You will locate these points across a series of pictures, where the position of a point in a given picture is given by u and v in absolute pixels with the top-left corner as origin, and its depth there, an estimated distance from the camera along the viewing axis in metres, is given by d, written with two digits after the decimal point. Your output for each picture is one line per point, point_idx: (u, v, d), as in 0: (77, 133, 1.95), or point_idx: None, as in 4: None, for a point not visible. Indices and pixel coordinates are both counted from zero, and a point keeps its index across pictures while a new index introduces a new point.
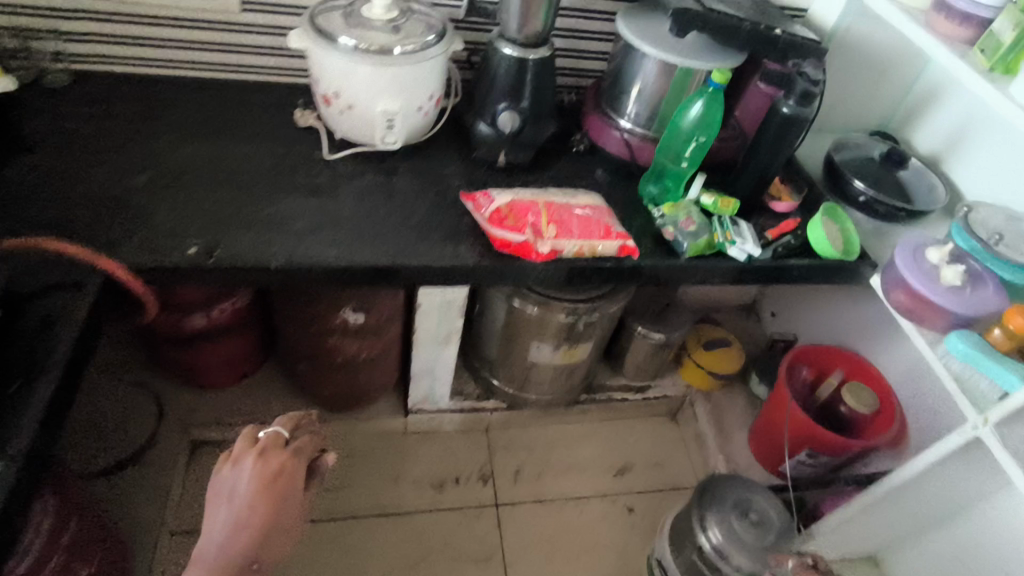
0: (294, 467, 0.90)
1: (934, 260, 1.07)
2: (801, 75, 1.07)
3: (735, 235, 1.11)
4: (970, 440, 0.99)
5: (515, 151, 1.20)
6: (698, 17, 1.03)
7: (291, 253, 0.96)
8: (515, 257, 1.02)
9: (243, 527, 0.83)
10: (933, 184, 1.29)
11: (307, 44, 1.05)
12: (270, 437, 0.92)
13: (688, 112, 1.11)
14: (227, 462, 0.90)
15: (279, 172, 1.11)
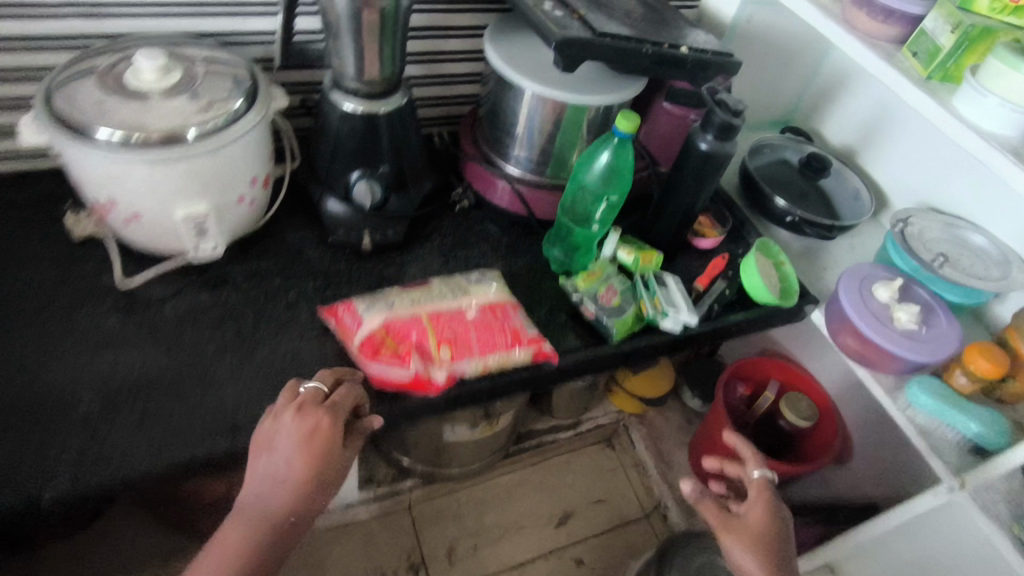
0: (337, 429, 0.69)
1: (886, 298, 0.95)
2: (718, 102, 0.88)
3: (666, 299, 0.94)
4: (944, 504, 0.89)
5: (384, 228, 0.94)
6: (588, 48, 0.80)
7: (80, 459, 0.67)
8: (407, 390, 0.77)
9: (279, 499, 0.67)
10: (859, 189, 1.18)
11: (52, 140, 0.73)
12: (308, 393, 0.71)
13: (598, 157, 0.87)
14: (269, 416, 0.70)
15: (57, 311, 0.79)
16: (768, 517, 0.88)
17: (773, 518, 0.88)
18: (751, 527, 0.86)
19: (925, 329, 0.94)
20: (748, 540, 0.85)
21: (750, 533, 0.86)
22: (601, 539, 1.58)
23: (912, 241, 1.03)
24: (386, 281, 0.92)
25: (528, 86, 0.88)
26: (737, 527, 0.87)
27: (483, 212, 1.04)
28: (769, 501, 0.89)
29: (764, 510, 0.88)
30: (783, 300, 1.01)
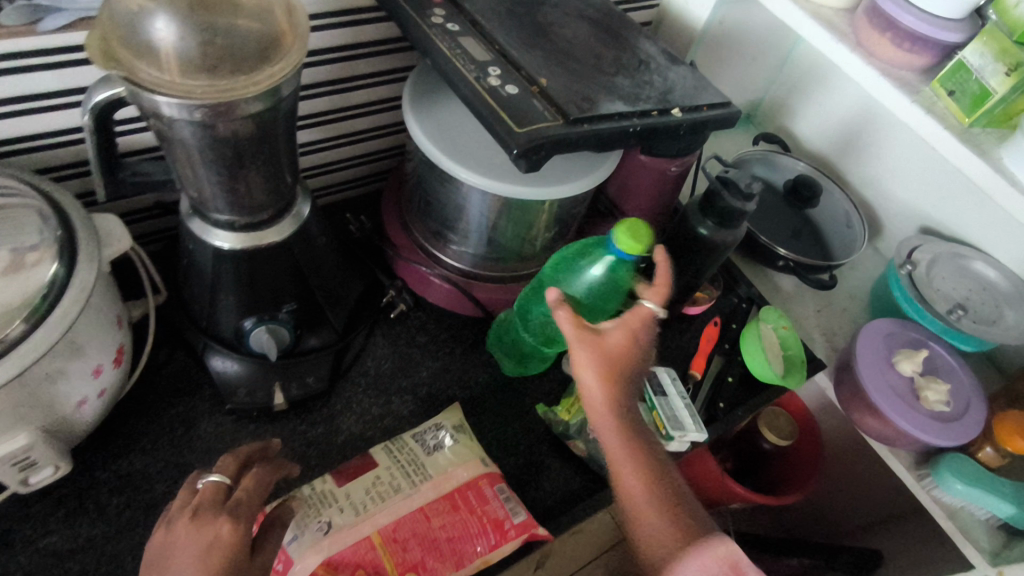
0: (244, 541, 0.50)
1: (903, 371, 0.83)
2: (721, 182, 0.68)
3: (669, 414, 0.76)
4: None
5: (301, 376, 0.71)
6: (559, 145, 0.57)
7: None
8: None
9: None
10: (847, 214, 1.05)
11: None
12: (207, 489, 0.53)
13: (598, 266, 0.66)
14: (160, 525, 0.51)
15: None
16: (635, 357, 0.59)
17: (633, 360, 0.59)
18: (612, 349, 0.58)
19: (947, 406, 0.82)
20: (595, 408, 0.57)
21: (604, 355, 0.58)
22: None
23: (921, 285, 0.89)
24: (313, 448, 0.70)
25: (476, 181, 0.65)
26: (588, 356, 0.57)
27: (424, 315, 0.82)
28: (640, 333, 0.60)
29: (629, 332, 0.59)
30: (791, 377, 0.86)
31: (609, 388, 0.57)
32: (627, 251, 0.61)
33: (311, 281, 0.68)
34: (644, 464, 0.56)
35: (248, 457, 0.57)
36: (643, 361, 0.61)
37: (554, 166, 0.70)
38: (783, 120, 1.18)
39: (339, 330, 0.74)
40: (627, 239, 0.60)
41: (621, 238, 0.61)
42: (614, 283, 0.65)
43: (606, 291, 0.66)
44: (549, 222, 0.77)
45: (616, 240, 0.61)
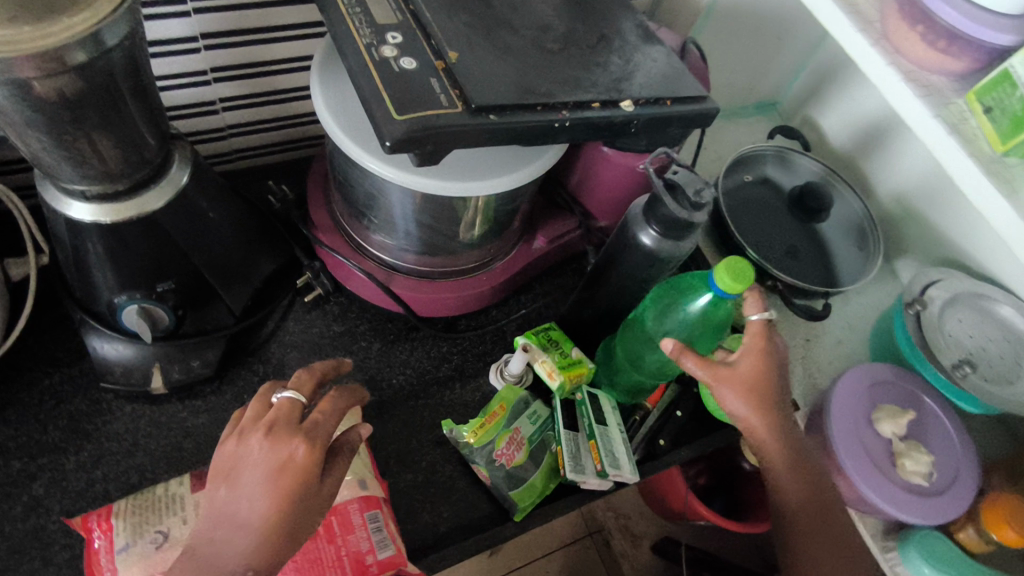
0: (315, 466, 0.48)
1: (885, 430, 0.72)
2: (668, 185, 0.57)
3: (605, 448, 0.67)
4: None
5: (185, 360, 0.65)
6: (453, 140, 0.46)
7: None
8: None
9: (239, 552, 0.45)
10: (858, 237, 0.91)
11: None
12: (283, 404, 0.51)
13: (690, 307, 0.61)
14: (231, 438, 0.50)
15: None
16: (774, 372, 0.59)
17: (779, 375, 0.59)
18: (753, 378, 0.58)
19: (926, 480, 0.70)
20: (755, 429, 0.58)
21: (754, 391, 0.58)
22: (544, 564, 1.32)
23: (927, 328, 0.76)
24: (190, 439, 0.65)
25: (376, 168, 0.56)
26: (737, 378, 0.58)
27: (344, 301, 0.76)
28: (771, 349, 0.59)
29: (759, 355, 0.59)
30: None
31: (764, 421, 0.57)
32: (728, 291, 0.56)
33: (196, 261, 0.61)
34: (792, 457, 0.59)
35: (321, 374, 0.56)
36: (779, 371, 0.59)
37: (471, 160, 0.59)
38: (810, 110, 1.02)
39: (238, 314, 0.68)
40: (727, 283, 0.54)
41: (721, 280, 0.55)
42: (713, 319, 0.60)
43: (702, 330, 0.62)
44: (484, 222, 0.69)
45: (716, 281, 0.56)
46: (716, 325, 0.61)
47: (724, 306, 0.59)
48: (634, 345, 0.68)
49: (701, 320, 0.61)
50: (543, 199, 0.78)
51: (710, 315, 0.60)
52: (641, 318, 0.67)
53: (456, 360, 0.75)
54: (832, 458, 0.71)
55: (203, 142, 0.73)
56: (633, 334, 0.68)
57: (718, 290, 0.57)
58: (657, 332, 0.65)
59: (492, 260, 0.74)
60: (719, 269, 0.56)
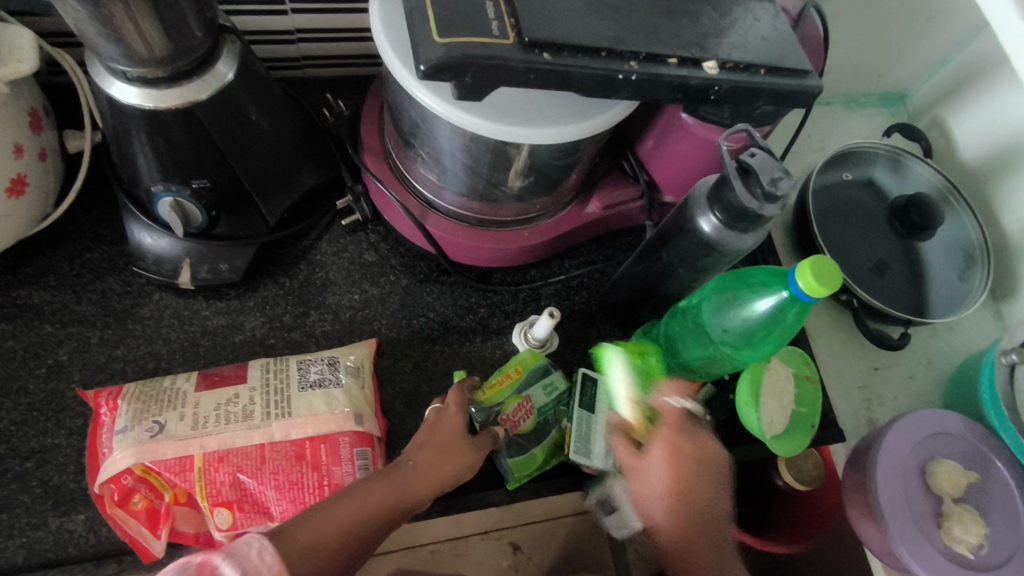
0: (459, 423, 0.57)
1: (936, 487, 0.64)
2: (741, 167, 0.49)
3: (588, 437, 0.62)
4: None
5: (214, 260, 0.65)
6: (496, 76, 0.41)
7: None
8: (148, 546, 0.53)
9: (388, 473, 0.51)
10: (963, 266, 0.79)
11: None
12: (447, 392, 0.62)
13: (756, 306, 0.54)
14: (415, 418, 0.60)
15: None
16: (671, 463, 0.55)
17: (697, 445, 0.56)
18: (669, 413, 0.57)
19: (971, 552, 0.61)
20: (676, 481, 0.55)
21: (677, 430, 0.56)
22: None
23: (1019, 385, 0.67)
24: (208, 338, 0.66)
25: (417, 95, 0.50)
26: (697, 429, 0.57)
27: (382, 231, 0.73)
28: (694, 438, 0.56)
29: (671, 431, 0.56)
30: (793, 440, 0.67)
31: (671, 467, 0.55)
32: (807, 292, 0.48)
33: (236, 165, 0.61)
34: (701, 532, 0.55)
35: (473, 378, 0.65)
36: (699, 445, 0.56)
37: (524, 99, 0.53)
38: (944, 110, 0.88)
39: (272, 225, 0.67)
40: (811, 286, 0.47)
41: (804, 277, 0.48)
42: (781, 324, 0.53)
43: (766, 334, 0.54)
44: (535, 174, 0.63)
45: (798, 280, 0.48)
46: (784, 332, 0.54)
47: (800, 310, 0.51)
48: (684, 339, 0.61)
49: (769, 324, 0.53)
50: (607, 160, 0.71)
51: (780, 320, 0.53)
52: (695, 313, 0.60)
53: (482, 313, 0.71)
54: (869, 504, 0.64)
55: (269, 43, 0.69)
56: (685, 330, 0.61)
57: (798, 291, 0.49)
58: (714, 328, 0.58)
59: (535, 217, 0.68)
60: (805, 267, 0.48)
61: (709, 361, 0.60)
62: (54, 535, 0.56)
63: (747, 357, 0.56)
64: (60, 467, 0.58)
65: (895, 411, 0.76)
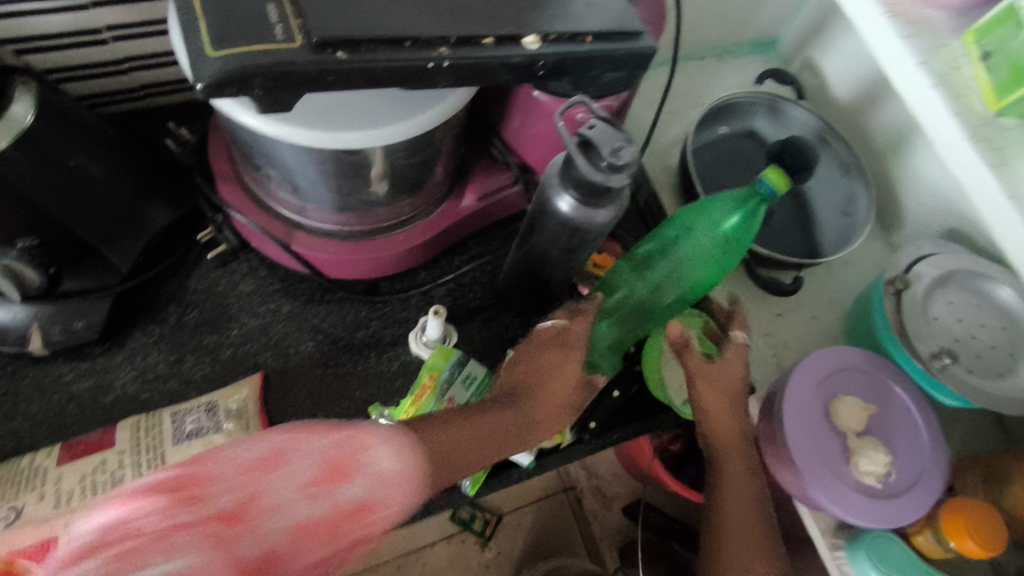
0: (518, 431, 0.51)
1: (840, 424, 0.65)
2: (583, 140, 0.46)
3: None
4: None
5: (66, 319, 0.60)
6: (290, 84, 0.38)
7: None
8: None
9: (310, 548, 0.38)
10: (849, 201, 0.80)
11: None
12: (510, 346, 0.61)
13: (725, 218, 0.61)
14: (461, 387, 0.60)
15: None
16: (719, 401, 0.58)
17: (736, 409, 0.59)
18: (723, 375, 0.59)
19: (879, 482, 0.63)
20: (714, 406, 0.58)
21: (723, 384, 0.58)
22: (515, 518, 1.19)
23: (908, 311, 0.68)
24: (74, 403, 0.61)
25: (230, 113, 0.46)
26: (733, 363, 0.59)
27: (254, 259, 0.69)
28: (723, 369, 0.58)
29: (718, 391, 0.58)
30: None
31: (725, 411, 0.58)
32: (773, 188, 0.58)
33: (63, 217, 0.55)
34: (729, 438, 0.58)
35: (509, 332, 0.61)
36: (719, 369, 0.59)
37: (353, 102, 0.49)
38: (812, 52, 0.89)
39: (125, 273, 0.63)
40: (778, 177, 0.57)
41: (773, 176, 0.57)
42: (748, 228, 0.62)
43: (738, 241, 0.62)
44: (396, 177, 0.60)
45: (766, 179, 0.57)
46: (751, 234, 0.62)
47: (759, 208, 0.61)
48: (657, 275, 0.65)
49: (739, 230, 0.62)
50: (476, 149, 0.68)
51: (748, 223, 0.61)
52: (664, 245, 0.64)
53: (374, 326, 0.68)
54: (781, 452, 0.64)
55: (100, 76, 0.66)
56: (658, 262, 0.64)
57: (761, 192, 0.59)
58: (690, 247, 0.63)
59: (409, 220, 0.65)
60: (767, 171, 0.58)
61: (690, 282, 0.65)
62: None
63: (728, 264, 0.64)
64: None
65: (801, 353, 0.77)
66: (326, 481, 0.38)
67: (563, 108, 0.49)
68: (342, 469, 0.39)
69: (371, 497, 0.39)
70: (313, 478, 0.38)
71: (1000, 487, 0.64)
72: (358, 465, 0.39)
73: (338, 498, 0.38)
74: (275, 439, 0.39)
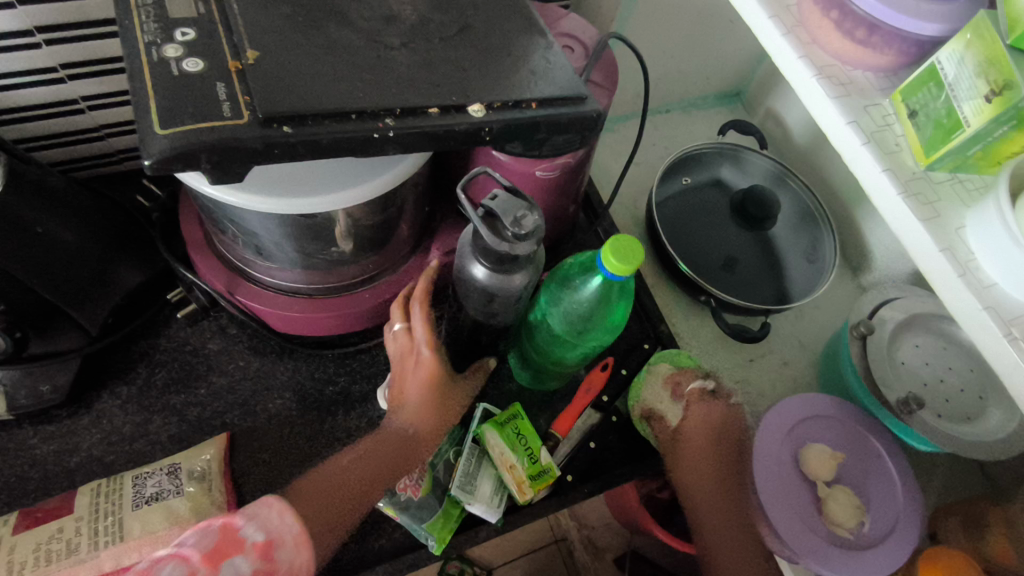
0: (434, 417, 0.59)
1: (810, 473, 0.64)
2: (487, 212, 0.47)
3: (469, 473, 0.60)
4: None
5: (33, 383, 0.61)
6: (236, 157, 0.40)
7: None
8: None
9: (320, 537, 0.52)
10: (814, 244, 0.81)
11: None
12: (401, 337, 0.60)
13: (586, 294, 0.52)
14: (404, 348, 0.60)
15: None
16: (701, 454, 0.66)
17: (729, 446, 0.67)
18: (710, 417, 0.67)
19: (851, 533, 0.62)
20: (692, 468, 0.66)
21: (708, 426, 0.67)
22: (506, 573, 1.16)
23: (872, 355, 0.68)
24: (38, 468, 0.61)
25: (188, 183, 0.48)
26: (713, 404, 0.68)
27: (224, 317, 0.70)
28: (709, 406, 0.68)
29: (705, 435, 0.66)
30: None
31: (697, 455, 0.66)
32: (619, 275, 0.47)
33: (30, 280, 0.56)
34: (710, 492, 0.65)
35: (417, 305, 0.59)
36: (704, 413, 0.67)
37: (309, 169, 0.51)
38: (773, 102, 0.92)
39: (93, 335, 0.63)
40: (619, 264, 0.46)
41: (609, 262, 0.46)
42: (612, 304, 0.52)
43: (604, 317, 0.53)
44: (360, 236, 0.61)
45: (604, 263, 0.47)
46: (620, 310, 0.53)
47: (620, 286, 0.51)
48: (553, 349, 0.59)
49: (607, 308, 0.52)
50: (444, 205, 0.70)
51: (609, 300, 0.51)
52: (547, 325, 0.57)
53: (343, 382, 0.68)
54: (752, 504, 0.63)
55: (73, 143, 0.68)
56: (549, 340, 0.59)
57: (607, 272, 0.48)
58: (569, 328, 0.56)
59: (375, 276, 0.67)
60: (606, 250, 0.47)
61: (580, 354, 0.59)
62: None
63: (603, 342, 0.55)
64: None
65: (775, 399, 0.77)
66: (205, 566, 0.44)
67: (468, 179, 0.50)
68: (221, 550, 0.45)
69: (266, 558, 0.46)
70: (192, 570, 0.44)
71: (977, 533, 0.63)
72: (241, 538, 0.46)
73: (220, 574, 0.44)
74: (165, 552, 0.45)
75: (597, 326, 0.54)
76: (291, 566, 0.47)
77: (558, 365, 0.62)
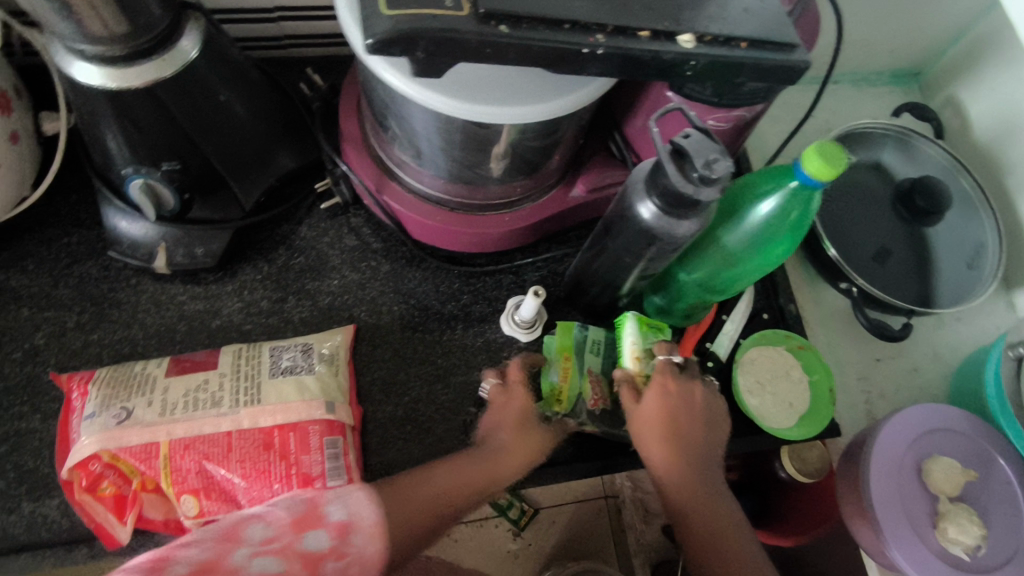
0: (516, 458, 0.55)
1: (931, 484, 0.61)
2: (675, 150, 0.45)
3: None
4: None
5: (189, 244, 0.65)
6: (449, 51, 0.39)
7: None
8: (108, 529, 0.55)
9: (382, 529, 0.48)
10: (977, 252, 0.74)
11: None
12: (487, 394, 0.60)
13: (768, 203, 0.53)
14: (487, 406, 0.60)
15: None
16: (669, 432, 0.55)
17: (711, 444, 0.57)
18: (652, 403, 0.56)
19: (967, 553, 0.59)
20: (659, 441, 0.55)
21: (675, 405, 0.56)
22: (552, 515, 1.19)
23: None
24: (185, 323, 0.65)
25: (378, 72, 0.48)
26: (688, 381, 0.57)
27: (362, 216, 0.72)
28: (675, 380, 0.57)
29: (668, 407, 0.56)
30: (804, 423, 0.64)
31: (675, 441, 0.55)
32: (817, 177, 0.48)
33: (206, 147, 0.59)
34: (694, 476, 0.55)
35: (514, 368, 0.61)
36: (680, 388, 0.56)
37: (493, 78, 0.50)
38: (958, 88, 0.84)
39: (247, 209, 0.66)
40: (822, 163, 0.47)
41: (812, 162, 0.47)
42: (793, 217, 0.53)
43: (781, 230, 0.54)
44: (514, 158, 0.61)
45: (805, 166, 0.48)
46: (797, 226, 0.53)
47: (809, 197, 0.51)
48: (707, 269, 0.60)
49: (786, 221, 0.53)
50: (594, 141, 0.68)
51: (790, 211, 0.52)
52: (709, 241, 0.58)
53: (465, 300, 0.69)
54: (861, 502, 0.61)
55: (249, 21, 0.70)
56: (707, 259, 0.59)
57: (805, 175, 0.49)
58: (736, 242, 0.56)
59: (517, 202, 0.66)
60: (807, 152, 0.48)
61: (735, 276, 0.59)
62: (25, 519, 0.57)
63: (770, 260, 0.56)
64: (36, 452, 0.59)
65: (896, 404, 0.73)
66: (291, 531, 0.42)
67: (659, 112, 0.47)
68: (307, 519, 0.43)
69: (344, 541, 0.43)
70: (277, 534, 0.42)
71: None
72: (326, 514, 0.44)
73: (303, 545, 0.42)
74: (253, 513, 0.44)
75: (768, 242, 0.55)
76: (361, 556, 0.43)
77: (702, 292, 0.63)
